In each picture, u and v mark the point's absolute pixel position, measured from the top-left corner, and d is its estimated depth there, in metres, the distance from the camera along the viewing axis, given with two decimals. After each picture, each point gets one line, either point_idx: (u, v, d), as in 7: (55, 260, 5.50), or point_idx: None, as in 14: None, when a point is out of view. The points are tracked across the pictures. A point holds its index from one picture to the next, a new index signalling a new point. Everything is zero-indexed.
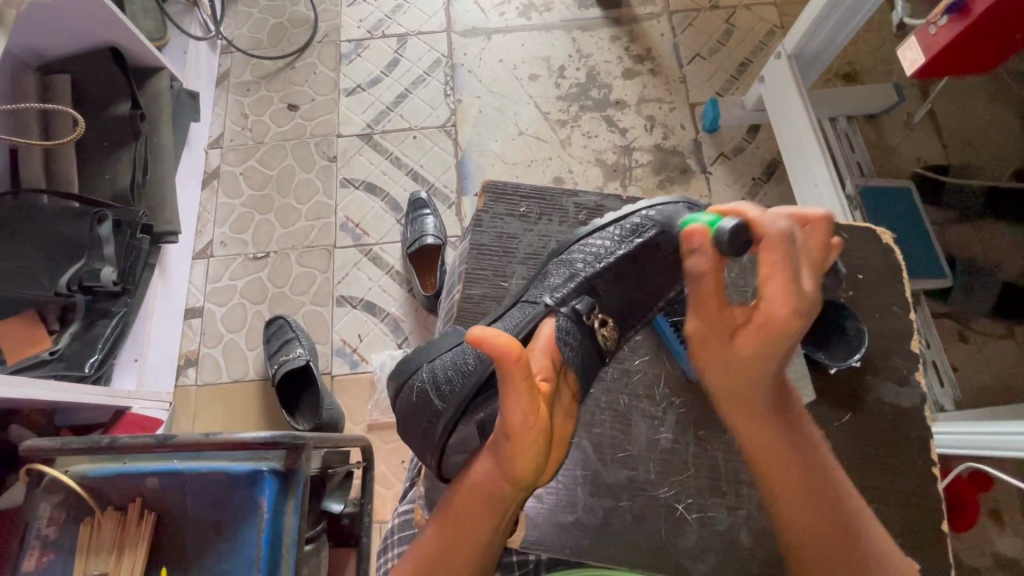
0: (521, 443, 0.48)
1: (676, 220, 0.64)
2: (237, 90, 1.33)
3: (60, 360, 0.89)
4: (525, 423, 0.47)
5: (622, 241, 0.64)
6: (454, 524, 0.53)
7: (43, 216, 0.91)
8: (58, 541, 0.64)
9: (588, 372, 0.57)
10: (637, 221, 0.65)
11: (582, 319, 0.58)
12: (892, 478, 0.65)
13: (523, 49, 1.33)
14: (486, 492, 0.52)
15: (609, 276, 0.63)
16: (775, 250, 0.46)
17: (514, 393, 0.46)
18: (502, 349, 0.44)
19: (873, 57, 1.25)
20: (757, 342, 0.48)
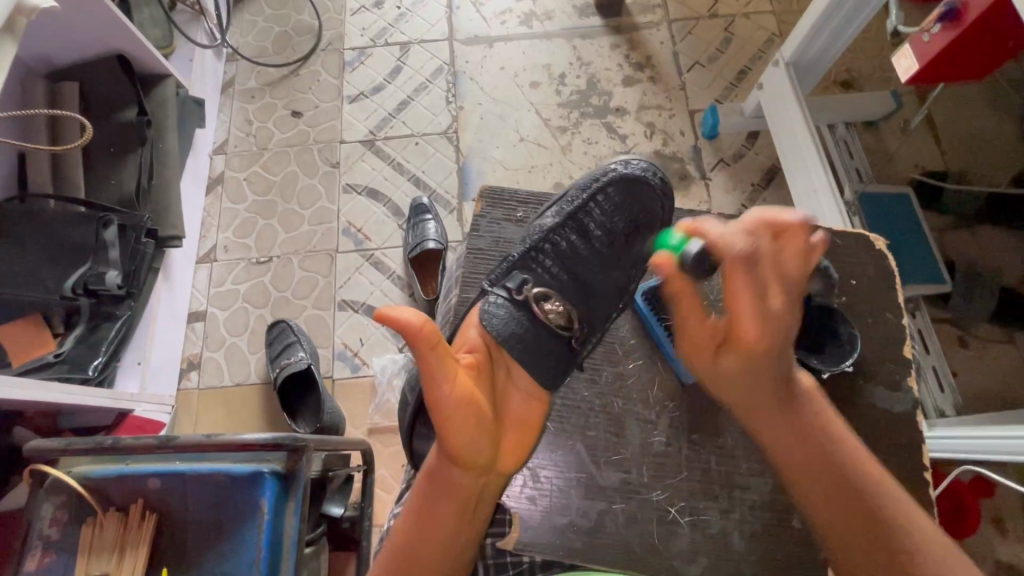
0: (453, 423, 0.48)
1: (605, 181, 0.63)
2: (242, 97, 1.34)
3: (63, 363, 0.90)
4: (445, 394, 0.47)
5: (556, 215, 0.63)
6: (420, 514, 0.52)
7: (51, 221, 0.93)
8: (60, 542, 0.64)
9: (525, 345, 0.54)
10: (569, 194, 0.64)
11: (514, 297, 0.57)
12: (885, 480, 0.65)
13: (524, 57, 1.34)
14: (441, 477, 0.51)
15: (548, 251, 0.62)
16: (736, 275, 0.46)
17: (427, 366, 0.47)
18: (412, 323, 0.45)
19: (871, 64, 1.27)
20: (736, 358, 0.51)
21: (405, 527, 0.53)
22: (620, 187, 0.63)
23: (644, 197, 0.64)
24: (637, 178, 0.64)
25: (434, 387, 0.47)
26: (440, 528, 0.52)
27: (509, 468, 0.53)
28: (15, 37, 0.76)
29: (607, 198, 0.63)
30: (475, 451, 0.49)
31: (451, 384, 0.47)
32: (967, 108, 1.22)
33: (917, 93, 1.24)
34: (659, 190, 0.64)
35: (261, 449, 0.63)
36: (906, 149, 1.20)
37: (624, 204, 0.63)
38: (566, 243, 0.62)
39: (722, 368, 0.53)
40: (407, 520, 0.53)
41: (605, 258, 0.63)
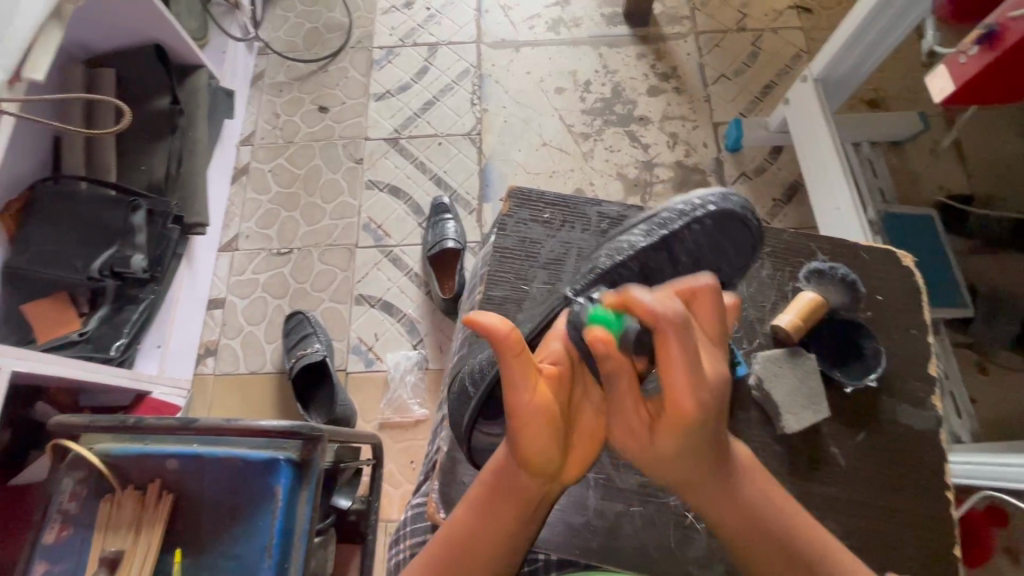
0: (529, 431, 0.46)
1: (727, 214, 0.61)
2: (270, 90, 1.37)
3: (87, 342, 0.92)
4: (527, 403, 0.46)
5: (648, 235, 0.61)
6: (479, 506, 0.52)
7: (85, 202, 0.95)
8: (78, 516, 0.66)
9: None
10: (665, 216, 0.62)
11: (597, 306, 0.54)
12: (905, 498, 0.64)
13: (550, 63, 1.35)
14: (507, 474, 0.50)
15: (634, 269, 0.59)
16: (670, 344, 0.42)
17: (513, 374, 0.45)
18: (497, 330, 0.44)
19: (899, 84, 1.26)
20: (676, 435, 0.45)
21: (462, 518, 0.53)
22: (717, 219, 0.61)
23: (741, 235, 0.62)
24: (732, 215, 0.61)
25: (519, 397, 0.46)
26: (500, 523, 0.51)
27: (574, 477, 0.51)
28: (61, 22, 0.79)
29: (702, 227, 0.60)
30: (548, 457, 0.48)
31: (533, 392, 0.46)
32: (995, 133, 1.21)
33: (945, 115, 1.23)
34: (753, 228, 0.62)
35: (278, 435, 0.64)
36: (932, 171, 1.19)
37: (715, 236, 0.61)
38: (653, 263, 0.60)
39: (660, 448, 0.46)
40: (466, 511, 0.53)
41: (677, 281, 0.61)
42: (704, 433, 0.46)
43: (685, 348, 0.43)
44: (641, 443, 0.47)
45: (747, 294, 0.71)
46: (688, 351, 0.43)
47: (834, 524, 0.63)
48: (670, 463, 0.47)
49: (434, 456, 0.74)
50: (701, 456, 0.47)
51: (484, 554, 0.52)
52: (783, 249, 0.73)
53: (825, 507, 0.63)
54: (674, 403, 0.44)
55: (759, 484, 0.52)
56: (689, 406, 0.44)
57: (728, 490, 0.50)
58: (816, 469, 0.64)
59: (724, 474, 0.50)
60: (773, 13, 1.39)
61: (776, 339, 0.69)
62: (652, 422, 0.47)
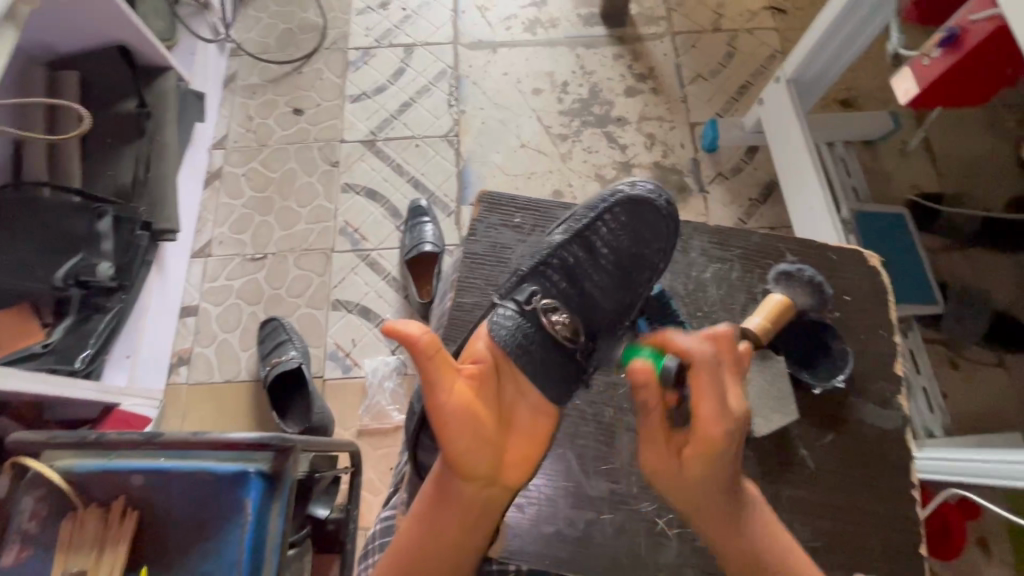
0: (453, 433, 0.46)
1: (639, 200, 0.61)
2: (243, 92, 1.34)
3: (51, 353, 0.89)
4: (449, 404, 0.46)
5: (563, 231, 0.61)
6: (420, 521, 0.51)
7: (44, 208, 0.92)
8: (37, 536, 0.64)
9: (528, 352, 0.53)
10: (577, 212, 0.62)
11: (524, 309, 0.55)
12: (872, 500, 0.64)
13: (527, 63, 1.35)
14: (445, 486, 0.49)
15: (557, 266, 0.59)
16: (704, 379, 0.46)
17: (435, 376, 0.46)
18: (413, 335, 0.45)
19: (871, 84, 1.28)
20: (702, 462, 0.46)
21: (407, 534, 0.51)
22: (628, 207, 0.61)
23: (654, 218, 0.62)
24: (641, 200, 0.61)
25: (435, 398, 0.46)
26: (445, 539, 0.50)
27: (514, 481, 0.49)
28: (15, 24, 0.76)
29: (615, 217, 0.61)
30: (480, 464, 0.48)
31: (453, 395, 0.47)
32: (964, 132, 1.23)
33: (915, 115, 1.25)
34: (666, 213, 0.62)
35: (244, 447, 0.64)
36: (903, 170, 1.21)
37: (633, 224, 0.61)
38: (573, 258, 0.60)
39: (686, 476, 0.46)
40: (410, 524, 0.51)
41: (600, 277, 0.60)
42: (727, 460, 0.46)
43: (714, 381, 0.46)
44: (668, 474, 0.47)
45: (718, 298, 0.71)
46: (719, 389, 0.46)
47: (803, 526, 0.63)
48: (692, 494, 0.47)
49: (404, 467, 0.73)
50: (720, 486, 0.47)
51: (428, 568, 0.50)
52: (754, 252, 0.73)
53: (794, 510, 0.64)
54: (703, 428, 0.45)
55: (781, 535, 0.50)
56: (719, 433, 0.45)
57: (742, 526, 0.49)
58: (787, 473, 0.64)
59: (740, 508, 0.49)
60: (748, 13, 1.40)
61: None
62: (678, 452, 0.47)
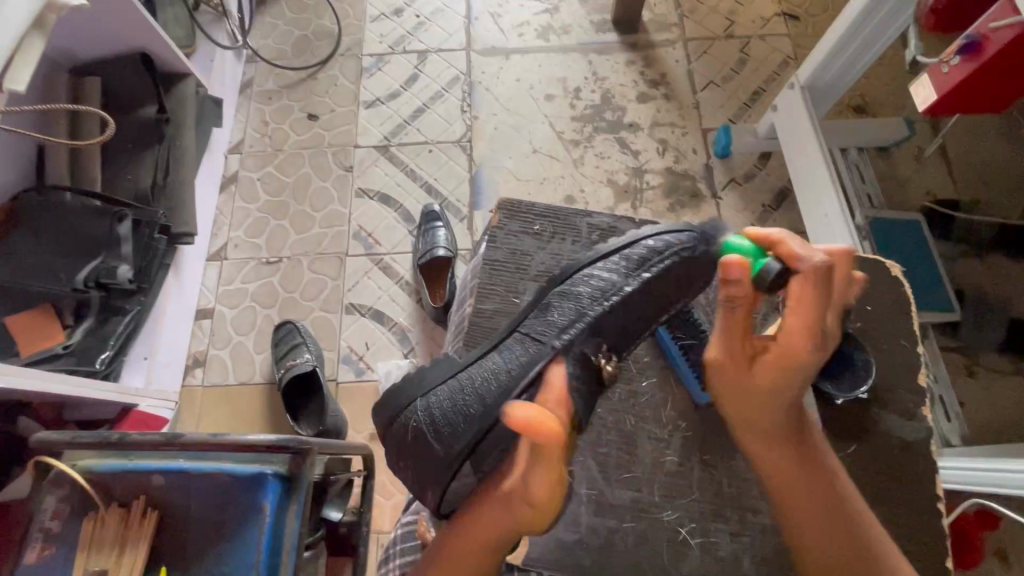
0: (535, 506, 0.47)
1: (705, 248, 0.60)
2: (259, 98, 1.36)
3: (71, 355, 0.90)
4: (546, 489, 0.46)
5: (628, 276, 0.59)
6: (456, 551, 0.52)
7: (66, 212, 0.94)
8: (60, 535, 0.64)
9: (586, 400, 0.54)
10: (642, 252, 0.60)
11: (590, 361, 0.56)
12: (895, 511, 0.64)
13: (540, 69, 1.35)
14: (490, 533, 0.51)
15: (618, 311, 0.59)
16: (807, 290, 0.45)
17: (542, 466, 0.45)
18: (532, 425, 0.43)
19: (885, 90, 1.27)
20: (775, 371, 0.48)
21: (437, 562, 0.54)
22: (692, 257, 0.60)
23: (701, 269, 0.60)
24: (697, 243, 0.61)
25: (521, 449, 0.49)
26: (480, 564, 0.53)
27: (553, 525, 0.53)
28: (43, 31, 0.78)
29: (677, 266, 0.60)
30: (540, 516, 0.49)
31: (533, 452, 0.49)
32: (981, 138, 1.22)
33: (930, 122, 1.24)
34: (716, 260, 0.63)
35: (265, 449, 0.63)
36: (919, 177, 1.20)
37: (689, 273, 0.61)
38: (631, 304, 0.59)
39: (756, 379, 0.49)
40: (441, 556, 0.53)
41: (643, 313, 0.60)
42: (802, 373, 0.48)
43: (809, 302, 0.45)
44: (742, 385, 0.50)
45: None
46: (818, 304, 0.45)
47: None
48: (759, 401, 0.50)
49: None
50: (784, 395, 0.50)
51: None
52: None
53: None
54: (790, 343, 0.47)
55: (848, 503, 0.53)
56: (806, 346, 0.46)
57: (800, 460, 0.52)
58: None
59: (802, 444, 0.52)
60: (760, 19, 1.40)
61: None
62: (752, 357, 0.50)
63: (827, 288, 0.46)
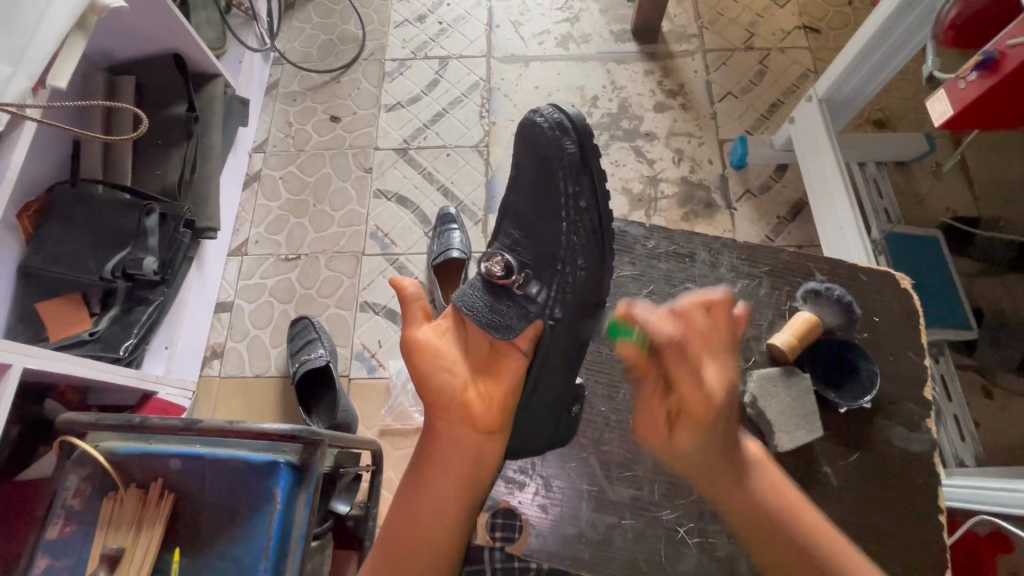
0: (467, 415, 0.57)
1: (544, 125, 0.59)
2: (284, 99, 1.40)
3: (96, 341, 0.94)
4: (442, 382, 0.58)
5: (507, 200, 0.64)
6: (431, 464, 0.57)
7: (97, 203, 0.98)
8: (81, 512, 0.67)
9: (478, 308, 0.59)
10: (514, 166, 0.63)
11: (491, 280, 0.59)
12: (894, 522, 0.67)
13: (559, 77, 1.37)
14: (474, 446, 0.58)
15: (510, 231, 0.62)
16: (676, 349, 0.53)
17: (414, 320, 0.62)
18: (410, 291, 0.63)
19: (906, 105, 1.27)
20: (692, 435, 0.53)
21: (408, 484, 0.58)
22: (541, 135, 0.59)
23: (546, 142, 0.59)
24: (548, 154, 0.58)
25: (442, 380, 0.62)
26: (418, 528, 0.57)
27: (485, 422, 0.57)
28: (85, 32, 0.82)
29: (536, 151, 0.60)
30: (456, 450, 0.57)
31: (443, 376, 0.58)
32: (1004, 155, 1.21)
33: (951, 136, 1.23)
34: (561, 119, 0.59)
35: (279, 438, 0.65)
36: (938, 193, 1.19)
37: (545, 148, 0.59)
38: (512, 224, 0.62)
39: (677, 447, 0.55)
40: (412, 482, 0.58)
41: (549, 217, 0.59)
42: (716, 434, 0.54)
43: (683, 359, 0.53)
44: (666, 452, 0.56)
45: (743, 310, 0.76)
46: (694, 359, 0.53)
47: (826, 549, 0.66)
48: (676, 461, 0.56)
49: None
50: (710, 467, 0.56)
51: (423, 522, 0.57)
52: (781, 269, 0.77)
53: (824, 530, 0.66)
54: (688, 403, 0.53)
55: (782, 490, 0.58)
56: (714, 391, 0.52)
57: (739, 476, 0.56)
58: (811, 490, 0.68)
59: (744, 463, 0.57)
60: (780, 32, 1.40)
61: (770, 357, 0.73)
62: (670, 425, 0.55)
63: (693, 342, 0.54)
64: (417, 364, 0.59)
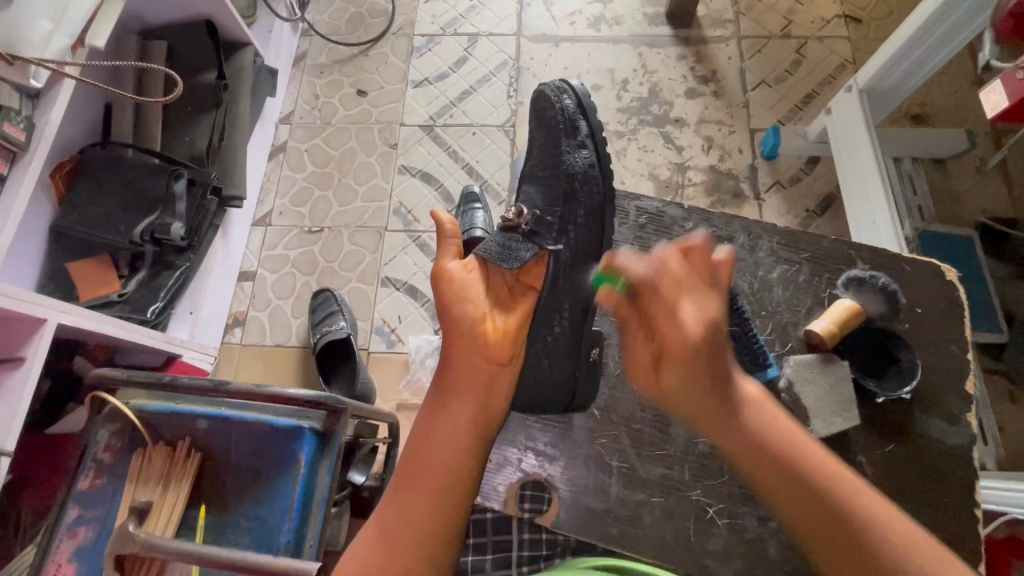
0: (485, 344, 0.64)
1: (548, 105, 0.73)
2: (312, 71, 1.39)
3: (125, 303, 0.96)
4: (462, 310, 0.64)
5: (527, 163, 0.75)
6: (449, 388, 0.63)
7: (127, 166, 0.99)
8: (111, 466, 0.69)
9: (496, 251, 0.67)
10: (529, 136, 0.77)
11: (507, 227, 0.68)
12: (925, 509, 0.71)
13: (589, 59, 1.35)
14: (488, 370, 0.63)
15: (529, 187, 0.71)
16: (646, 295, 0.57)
17: (445, 253, 0.67)
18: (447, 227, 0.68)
19: (947, 100, 1.23)
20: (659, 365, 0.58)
21: (427, 413, 0.63)
22: (547, 113, 0.73)
23: (553, 118, 0.72)
24: (561, 126, 0.71)
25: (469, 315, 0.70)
26: (429, 471, 0.60)
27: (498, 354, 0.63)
28: None
29: (551, 122, 0.73)
30: (472, 375, 0.63)
31: (465, 311, 0.64)
32: None
33: (992, 134, 1.18)
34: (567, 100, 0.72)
35: (304, 404, 0.66)
36: (977, 191, 1.15)
37: (548, 122, 0.73)
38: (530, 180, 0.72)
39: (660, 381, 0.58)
40: (426, 421, 0.62)
41: (556, 175, 0.70)
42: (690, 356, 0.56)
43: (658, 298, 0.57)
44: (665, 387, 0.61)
45: (782, 298, 0.79)
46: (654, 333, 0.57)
47: None
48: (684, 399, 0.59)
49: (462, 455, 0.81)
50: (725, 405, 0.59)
51: (434, 456, 0.60)
52: (822, 256, 0.80)
53: None
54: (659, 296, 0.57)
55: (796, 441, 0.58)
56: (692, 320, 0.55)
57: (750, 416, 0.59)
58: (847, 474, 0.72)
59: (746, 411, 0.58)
60: (820, 20, 1.36)
61: (808, 344, 0.76)
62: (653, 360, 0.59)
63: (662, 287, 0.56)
64: (442, 292, 0.66)
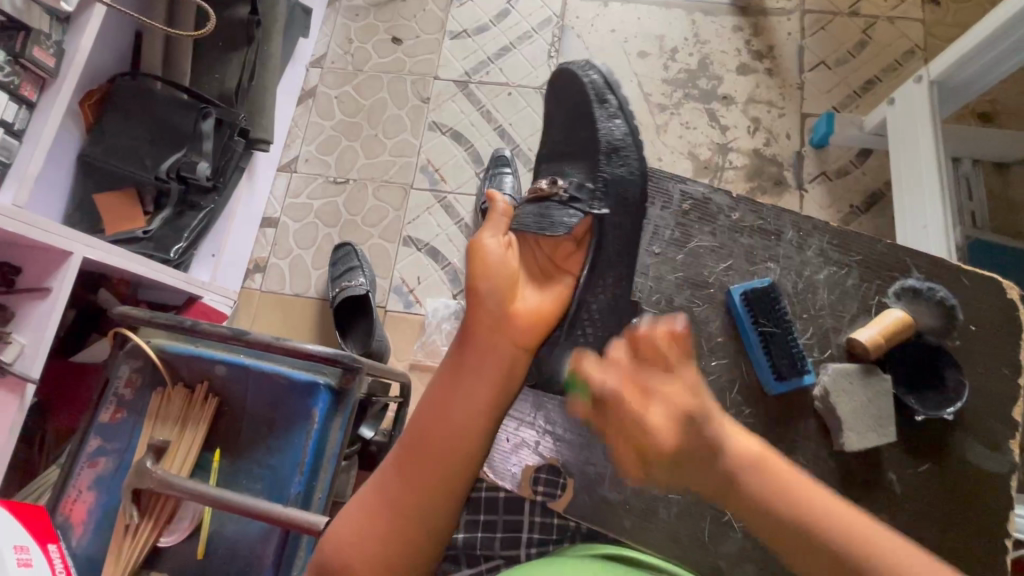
0: (515, 326, 0.60)
1: (574, 76, 0.73)
2: (346, 13, 1.33)
3: (149, 241, 0.95)
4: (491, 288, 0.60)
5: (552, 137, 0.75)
6: (466, 366, 0.58)
7: (158, 102, 0.96)
8: (132, 402, 0.71)
9: (532, 220, 0.66)
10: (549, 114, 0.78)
11: (546, 197, 0.68)
12: (946, 532, 0.71)
13: (638, 23, 1.27)
14: (510, 355, 0.59)
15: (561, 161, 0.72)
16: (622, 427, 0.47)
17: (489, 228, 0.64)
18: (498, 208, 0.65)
19: (1021, 99, 1.14)
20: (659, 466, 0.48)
21: (437, 387, 0.58)
22: (570, 85, 0.74)
23: (578, 93, 0.73)
24: (590, 98, 0.71)
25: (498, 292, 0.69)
26: (439, 449, 0.55)
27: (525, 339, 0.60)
28: None
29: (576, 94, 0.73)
30: (494, 358, 0.58)
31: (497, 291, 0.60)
32: None
33: None
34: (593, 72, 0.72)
35: (322, 360, 0.66)
36: None
37: (572, 96, 0.73)
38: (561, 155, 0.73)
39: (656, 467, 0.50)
40: (440, 393, 0.57)
41: (586, 144, 0.71)
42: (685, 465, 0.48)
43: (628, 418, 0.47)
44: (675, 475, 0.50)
45: (826, 301, 0.76)
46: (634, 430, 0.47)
47: None
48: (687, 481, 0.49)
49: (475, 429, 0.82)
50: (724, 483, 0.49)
51: (444, 436, 0.56)
52: (873, 261, 0.77)
53: None
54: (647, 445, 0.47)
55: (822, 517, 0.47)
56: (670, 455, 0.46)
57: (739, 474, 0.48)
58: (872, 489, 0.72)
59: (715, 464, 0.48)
60: None
61: (849, 353, 0.74)
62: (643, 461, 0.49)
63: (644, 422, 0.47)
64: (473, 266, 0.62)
